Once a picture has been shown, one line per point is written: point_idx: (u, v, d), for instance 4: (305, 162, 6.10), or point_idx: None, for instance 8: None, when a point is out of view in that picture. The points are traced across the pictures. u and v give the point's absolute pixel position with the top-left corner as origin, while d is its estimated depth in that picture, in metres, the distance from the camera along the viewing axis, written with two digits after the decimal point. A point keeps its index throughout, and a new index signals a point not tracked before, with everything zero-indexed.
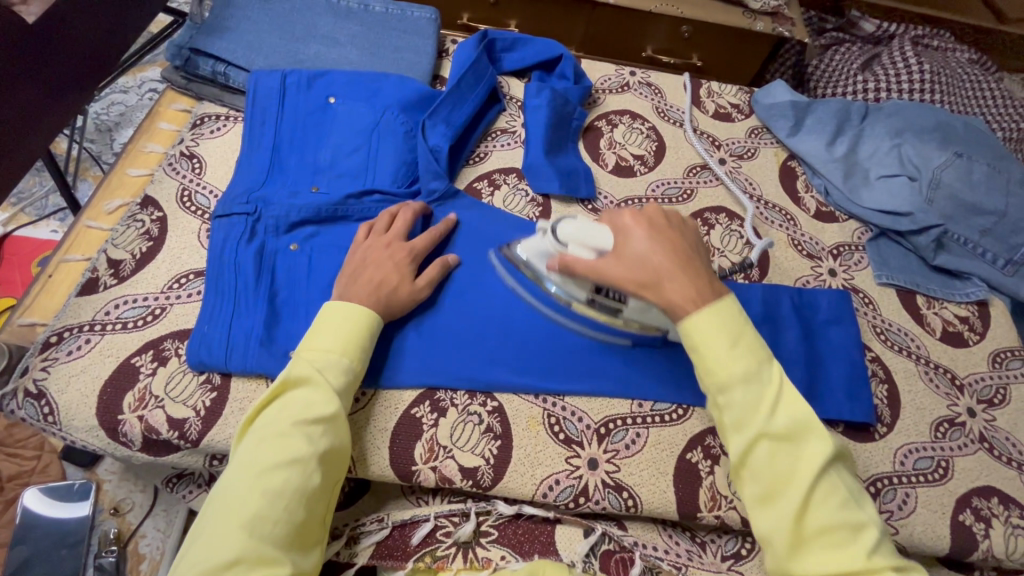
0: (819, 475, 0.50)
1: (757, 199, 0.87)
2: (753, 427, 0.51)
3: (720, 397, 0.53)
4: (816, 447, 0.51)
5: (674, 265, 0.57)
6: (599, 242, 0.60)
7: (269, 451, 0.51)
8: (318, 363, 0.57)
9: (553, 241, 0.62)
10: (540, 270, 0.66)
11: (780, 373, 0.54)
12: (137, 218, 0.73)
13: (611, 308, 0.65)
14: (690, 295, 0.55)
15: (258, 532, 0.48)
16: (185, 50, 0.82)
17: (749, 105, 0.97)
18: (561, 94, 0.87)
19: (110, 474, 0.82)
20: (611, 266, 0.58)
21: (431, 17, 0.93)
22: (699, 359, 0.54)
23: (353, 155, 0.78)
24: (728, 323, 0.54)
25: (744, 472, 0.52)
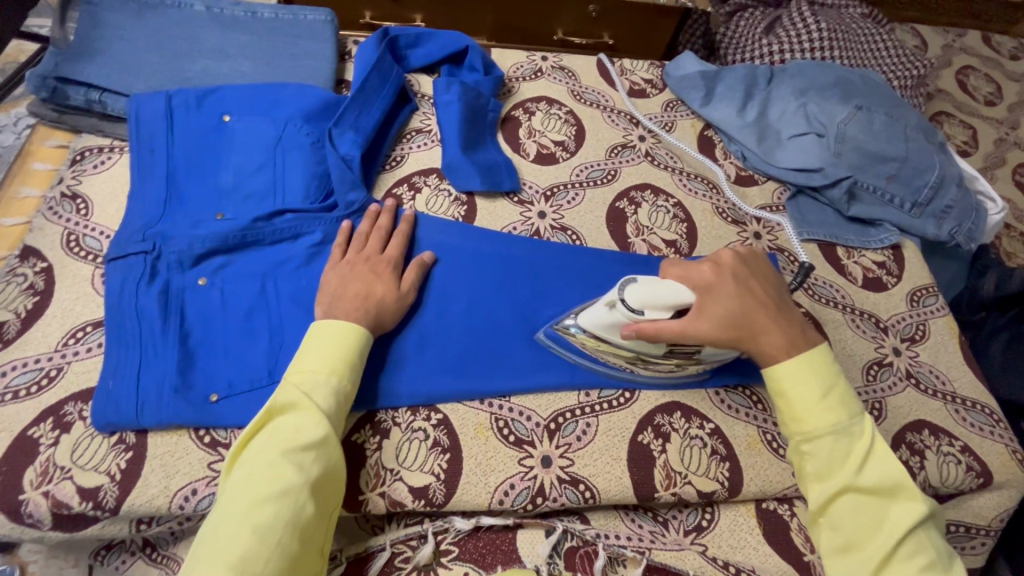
0: (905, 536, 0.51)
1: (679, 171, 0.88)
2: (839, 478, 0.54)
3: (804, 445, 0.56)
4: (904, 507, 0.52)
5: (769, 320, 0.60)
6: (680, 301, 0.57)
7: (259, 483, 0.48)
8: (307, 387, 0.54)
9: (626, 312, 0.58)
10: (596, 334, 0.62)
11: (871, 428, 0.56)
12: (18, 272, 0.65)
13: (687, 355, 0.62)
14: (783, 342, 0.59)
15: (248, 569, 0.45)
16: (50, 79, 0.73)
17: (662, 80, 0.98)
18: (472, 87, 0.84)
19: (34, 555, 0.72)
20: (705, 326, 0.58)
21: (327, 19, 0.87)
22: (791, 409, 0.57)
23: (258, 175, 0.73)
24: (822, 373, 0.57)
25: (823, 519, 0.55)
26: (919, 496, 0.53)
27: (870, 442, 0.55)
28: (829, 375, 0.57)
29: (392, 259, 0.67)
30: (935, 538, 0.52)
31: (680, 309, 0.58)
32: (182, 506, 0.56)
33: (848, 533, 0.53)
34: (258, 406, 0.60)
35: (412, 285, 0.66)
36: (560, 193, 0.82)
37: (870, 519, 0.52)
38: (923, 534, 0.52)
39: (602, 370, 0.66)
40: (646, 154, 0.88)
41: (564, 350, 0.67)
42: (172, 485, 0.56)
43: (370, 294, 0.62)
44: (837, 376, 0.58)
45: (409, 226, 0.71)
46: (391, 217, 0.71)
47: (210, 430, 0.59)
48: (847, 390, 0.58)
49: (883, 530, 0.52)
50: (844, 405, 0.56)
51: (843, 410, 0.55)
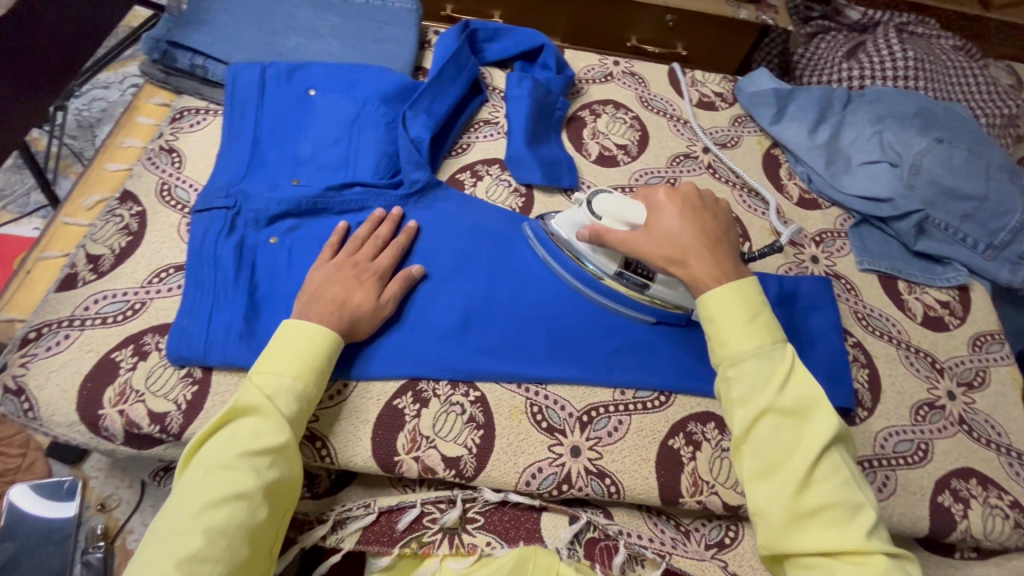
0: (822, 452, 0.50)
1: (740, 187, 0.87)
2: (760, 401, 0.52)
3: (730, 369, 0.54)
4: (823, 422, 0.51)
5: (702, 245, 0.59)
6: (632, 218, 0.62)
7: (213, 485, 0.50)
8: (269, 390, 0.56)
9: (589, 214, 0.65)
10: (569, 239, 0.69)
11: (793, 353, 0.55)
12: (116, 213, 0.72)
13: (636, 284, 0.67)
14: (717, 272, 0.57)
15: (196, 571, 0.47)
16: (163, 43, 0.80)
17: (733, 94, 0.97)
18: (543, 84, 0.86)
19: (97, 472, 0.80)
20: (641, 240, 0.60)
21: (413, 8, 0.92)
22: (717, 333, 0.55)
23: (333, 148, 0.78)
24: (748, 301, 0.56)
25: (745, 446, 0.53)
26: (835, 415, 0.52)
27: (792, 365, 0.54)
28: (753, 302, 0.56)
29: (379, 270, 0.67)
30: (847, 458, 0.53)
31: (633, 226, 0.62)
32: None
33: (767, 456, 0.51)
34: None
35: (393, 298, 0.66)
36: None
37: (786, 444, 0.51)
38: (837, 453, 0.52)
39: (639, 371, 0.67)
40: (708, 166, 0.88)
41: (602, 348, 0.68)
42: None
43: (348, 301, 0.63)
44: (764, 303, 0.56)
45: (409, 237, 0.71)
46: (392, 226, 0.72)
47: None
48: (772, 316, 0.56)
49: (801, 451, 0.51)
50: (768, 328, 0.55)
51: (765, 335, 0.54)
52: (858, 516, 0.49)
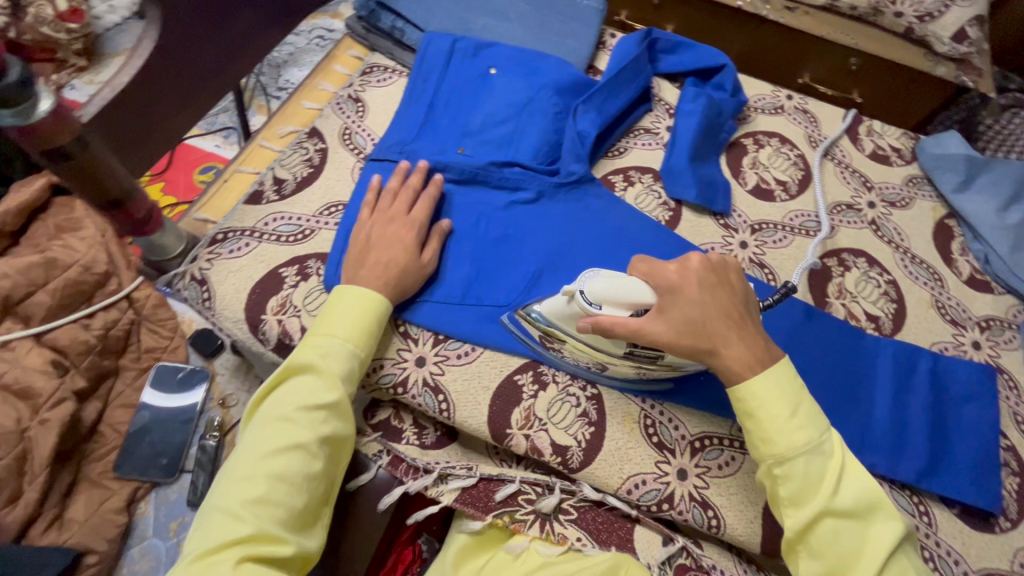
0: (888, 554, 0.50)
1: (903, 250, 0.81)
2: (815, 501, 0.51)
3: (777, 468, 0.53)
4: (886, 525, 0.51)
5: (730, 326, 0.55)
6: (639, 300, 0.53)
7: (274, 435, 0.54)
8: (325, 351, 0.58)
9: (582, 305, 0.55)
10: (558, 327, 0.60)
11: (839, 444, 0.54)
12: (304, 146, 0.79)
13: (647, 358, 0.59)
14: (752, 356, 0.54)
15: (259, 513, 0.50)
16: (372, 3, 0.89)
17: (912, 152, 0.90)
18: (717, 104, 0.85)
19: (224, 369, 0.89)
20: (658, 328, 0.53)
21: (598, 8, 0.94)
22: (758, 428, 0.53)
23: (501, 126, 0.81)
24: (787, 387, 0.54)
25: (801, 546, 0.52)
26: (896, 515, 0.52)
27: (841, 459, 0.53)
28: (796, 390, 0.54)
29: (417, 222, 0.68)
30: (913, 555, 0.52)
31: (638, 308, 0.54)
32: (369, 374, 0.65)
33: (829, 561, 0.50)
34: (447, 318, 0.67)
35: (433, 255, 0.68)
36: (767, 231, 0.80)
37: (851, 547, 0.50)
38: (904, 554, 0.51)
39: None
40: (871, 221, 0.83)
41: None
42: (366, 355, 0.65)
43: (393, 262, 0.64)
44: (802, 389, 0.55)
45: (434, 196, 0.71)
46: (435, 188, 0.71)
47: (406, 323, 0.67)
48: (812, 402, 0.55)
49: (866, 555, 0.50)
50: (813, 420, 0.53)
51: (810, 427, 0.53)
52: None
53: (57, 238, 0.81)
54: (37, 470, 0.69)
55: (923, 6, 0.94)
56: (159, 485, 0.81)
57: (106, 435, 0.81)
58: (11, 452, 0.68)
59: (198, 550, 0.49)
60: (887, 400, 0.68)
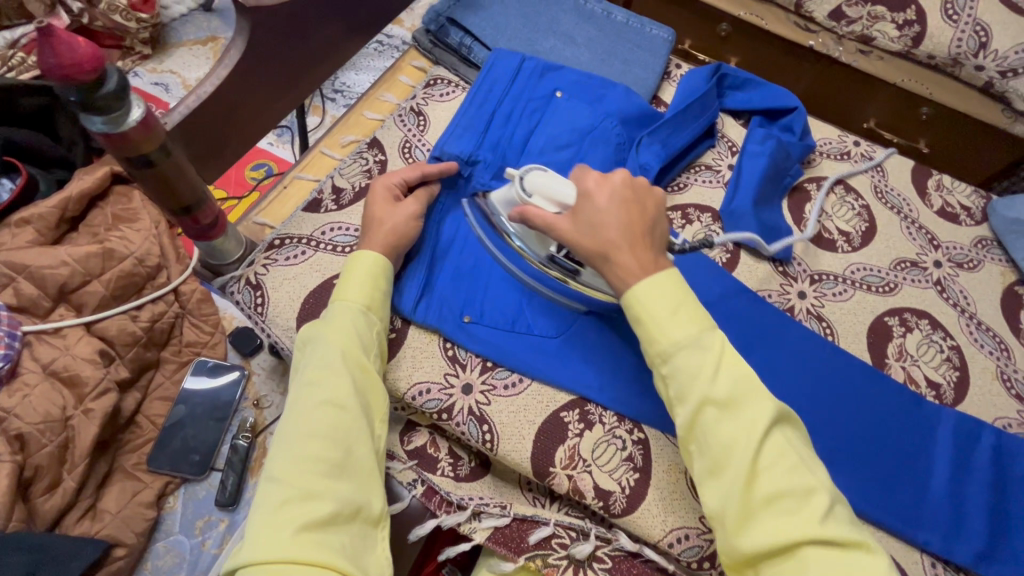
0: (763, 439, 0.47)
1: (968, 315, 0.78)
2: (695, 394, 0.49)
3: (664, 368, 0.52)
4: (760, 409, 0.48)
5: (632, 243, 0.55)
6: (563, 197, 0.59)
7: (298, 403, 0.52)
8: (335, 317, 0.58)
9: (517, 190, 0.62)
10: (498, 215, 0.66)
11: (722, 339, 0.52)
12: (364, 156, 0.79)
13: (568, 270, 0.64)
14: (639, 264, 0.54)
15: (299, 472, 0.48)
16: (442, 18, 0.89)
17: (983, 212, 0.87)
18: (785, 147, 0.83)
19: (261, 369, 0.88)
20: (565, 225, 0.58)
21: (668, 38, 0.92)
22: (644, 332, 0.53)
23: (563, 151, 0.79)
24: (673, 288, 0.53)
25: (692, 444, 0.50)
26: (772, 397, 0.49)
27: (721, 350, 0.50)
28: (682, 290, 0.53)
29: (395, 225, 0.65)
30: (793, 439, 0.49)
31: (562, 206, 0.60)
32: (414, 398, 0.64)
33: (711, 455, 0.48)
34: (498, 344, 0.66)
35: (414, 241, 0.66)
36: (826, 282, 0.78)
37: (729, 436, 0.48)
38: (780, 433, 0.49)
39: None
40: (936, 281, 0.80)
41: None
42: (413, 378, 0.64)
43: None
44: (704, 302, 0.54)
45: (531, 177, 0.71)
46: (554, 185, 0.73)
47: (455, 346, 0.66)
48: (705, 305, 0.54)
49: (742, 446, 0.47)
50: (697, 319, 0.52)
51: (694, 323, 0.51)
52: (810, 501, 0.45)
53: (115, 229, 0.83)
54: (77, 459, 0.70)
55: (1007, 61, 0.89)
56: (188, 480, 0.81)
57: (142, 426, 0.82)
58: (55, 440, 0.69)
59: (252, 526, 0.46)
60: (948, 476, 0.65)
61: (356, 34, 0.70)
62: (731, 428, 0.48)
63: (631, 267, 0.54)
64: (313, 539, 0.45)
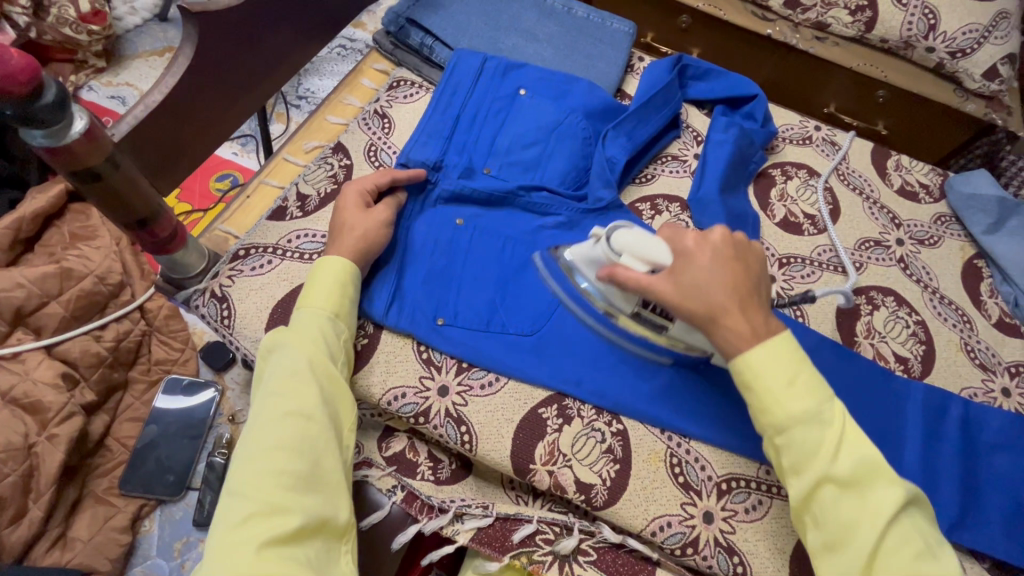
0: (888, 524, 0.47)
1: (931, 290, 0.80)
2: (813, 468, 0.49)
3: (777, 437, 0.51)
4: (882, 492, 0.48)
5: (736, 303, 0.53)
6: (658, 258, 0.56)
7: (263, 414, 0.51)
8: (301, 325, 0.57)
9: (606, 249, 0.58)
10: (580, 270, 0.64)
11: (842, 413, 0.51)
12: (328, 161, 0.78)
13: (655, 325, 0.61)
14: (750, 328, 0.53)
15: (264, 487, 0.47)
16: (401, 18, 0.87)
17: (941, 189, 0.89)
18: (748, 135, 0.84)
19: (234, 384, 0.86)
20: (664, 287, 0.55)
21: (629, 32, 0.93)
22: (757, 400, 0.52)
23: (530, 148, 0.79)
24: (786, 357, 0.52)
25: (808, 515, 0.51)
26: (897, 479, 0.49)
27: (842, 428, 0.50)
28: (796, 359, 0.52)
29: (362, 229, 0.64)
30: (919, 521, 0.49)
31: (655, 267, 0.56)
32: (389, 403, 0.63)
33: (832, 532, 0.49)
34: (473, 344, 0.66)
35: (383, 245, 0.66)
36: (794, 265, 0.79)
37: (849, 516, 0.48)
38: (907, 517, 0.49)
39: None
40: (900, 259, 0.82)
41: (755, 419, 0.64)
42: (387, 382, 0.64)
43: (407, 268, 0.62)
44: (804, 361, 0.52)
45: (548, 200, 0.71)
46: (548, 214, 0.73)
47: (429, 348, 0.66)
48: (815, 371, 0.52)
49: (864, 527, 0.48)
50: (812, 391, 0.51)
51: (810, 397, 0.50)
52: None
53: (72, 247, 0.81)
54: (43, 487, 0.68)
55: (955, 43, 0.92)
56: (165, 502, 0.78)
57: (113, 449, 0.79)
58: (18, 469, 0.67)
59: (215, 542, 0.45)
60: (919, 447, 0.66)
61: (312, 39, 0.69)
62: (849, 509, 0.48)
63: (742, 332, 0.53)
64: (276, 556, 0.44)
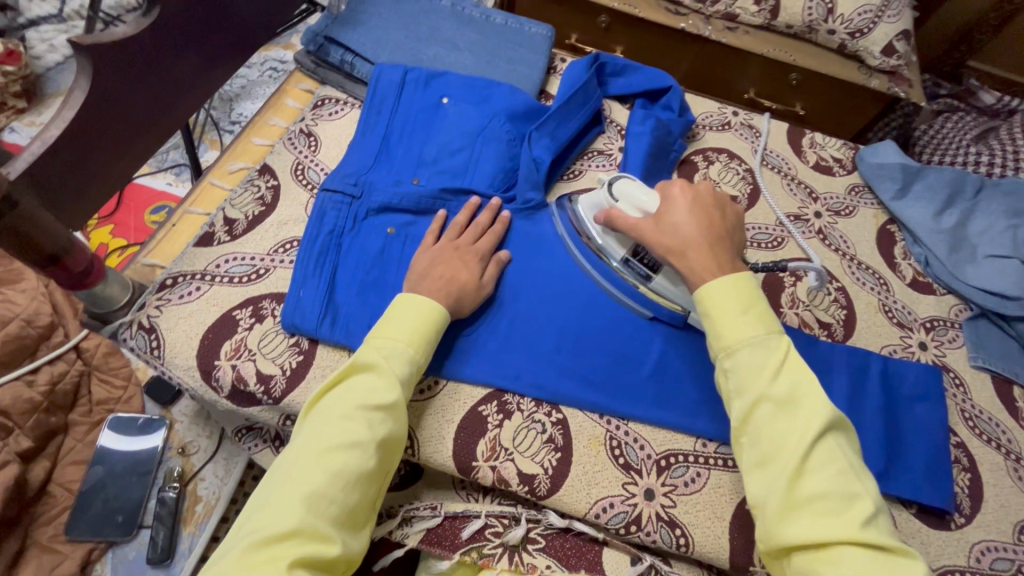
0: (814, 441, 0.50)
1: (849, 257, 0.84)
2: (753, 390, 0.53)
3: (726, 361, 0.55)
4: (815, 411, 0.51)
5: (705, 241, 0.60)
6: (645, 204, 0.65)
7: (333, 431, 0.52)
8: (385, 353, 0.58)
9: (606, 195, 0.68)
10: (586, 218, 0.73)
11: (789, 345, 0.55)
12: (255, 183, 0.78)
13: (641, 274, 0.69)
14: (714, 265, 0.59)
15: (311, 507, 0.48)
16: (320, 37, 0.88)
17: (853, 162, 0.94)
18: (665, 125, 0.87)
19: (184, 416, 0.86)
20: (648, 227, 0.63)
21: (547, 35, 0.96)
22: (712, 325, 0.57)
23: (457, 155, 0.81)
24: (745, 293, 0.57)
25: (744, 435, 0.53)
26: (832, 406, 0.52)
27: (786, 354, 0.54)
28: (753, 296, 0.57)
29: None
30: (845, 448, 0.52)
31: (644, 211, 0.66)
32: None
33: (762, 448, 0.51)
34: None
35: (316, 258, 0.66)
36: None
37: (781, 430, 0.51)
38: (832, 440, 0.51)
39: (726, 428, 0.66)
40: (818, 231, 0.86)
41: (689, 396, 0.67)
42: None
43: (455, 279, 0.66)
44: (761, 297, 0.57)
45: (503, 227, 0.74)
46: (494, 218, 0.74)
47: None
48: (771, 310, 0.57)
49: (794, 442, 0.50)
50: (763, 322, 0.56)
51: (761, 325, 0.55)
52: (852, 505, 0.48)
53: None
54: None
55: (852, 24, 0.99)
56: (116, 544, 0.77)
57: (57, 496, 0.78)
58: None
59: (248, 543, 0.46)
60: (845, 406, 0.69)
61: (213, 64, 0.70)
62: (782, 424, 0.51)
63: (708, 267, 0.59)
64: None
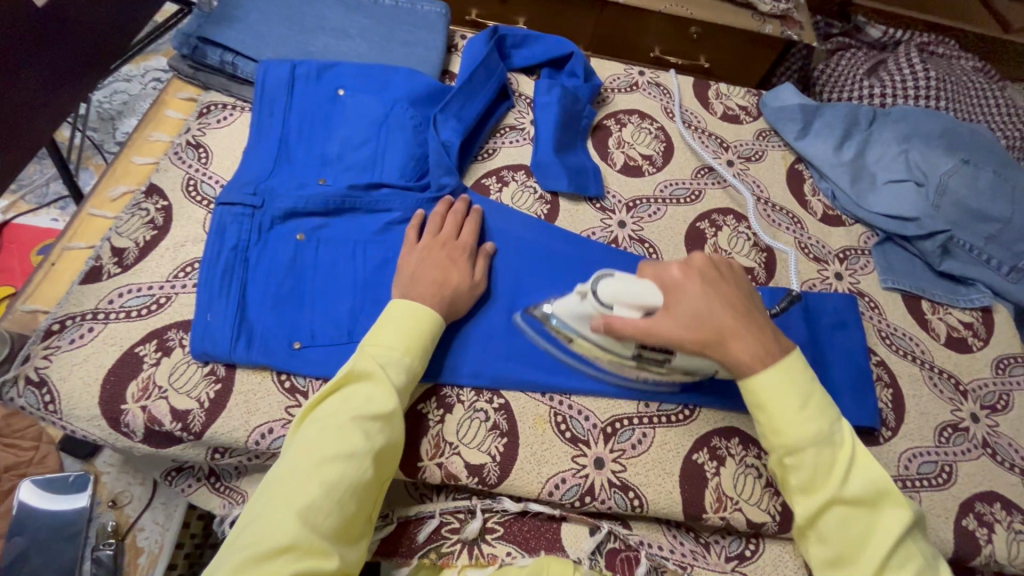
0: (897, 541, 0.51)
1: (764, 201, 0.87)
2: (822, 493, 0.53)
3: (787, 458, 0.54)
4: (893, 515, 0.52)
5: (740, 326, 0.58)
6: (646, 301, 0.56)
7: (326, 441, 0.50)
8: (382, 360, 0.55)
9: (595, 304, 0.58)
10: (572, 325, 0.63)
11: (850, 433, 0.55)
12: (143, 207, 0.71)
13: (657, 360, 0.63)
14: (761, 352, 0.57)
15: (308, 521, 0.46)
16: (193, 39, 0.80)
17: (757, 108, 0.97)
18: (571, 93, 0.86)
19: (109, 466, 0.79)
20: (665, 324, 0.56)
21: (441, 12, 0.92)
22: (768, 421, 0.55)
23: (361, 148, 0.77)
24: (798, 383, 0.56)
25: (811, 532, 0.54)
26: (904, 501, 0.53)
27: (852, 448, 0.54)
28: (807, 382, 0.56)
29: None
30: (921, 543, 0.53)
31: (648, 310, 0.57)
32: (259, 441, 0.60)
33: (838, 549, 0.52)
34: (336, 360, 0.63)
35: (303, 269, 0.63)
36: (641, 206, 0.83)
37: (858, 531, 0.52)
38: (911, 542, 0.52)
39: (665, 385, 0.67)
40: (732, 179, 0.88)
41: None
42: (251, 421, 0.60)
43: (447, 282, 0.63)
44: (813, 380, 0.57)
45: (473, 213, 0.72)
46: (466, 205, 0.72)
47: (291, 376, 0.63)
48: (825, 395, 0.56)
49: (875, 540, 0.51)
50: (824, 412, 0.55)
51: (823, 420, 0.54)
52: None
53: None
54: None
55: None
56: None
57: None
58: None
59: (240, 560, 0.44)
60: None
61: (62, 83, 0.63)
62: (859, 526, 0.52)
63: (751, 357, 0.56)
64: None
